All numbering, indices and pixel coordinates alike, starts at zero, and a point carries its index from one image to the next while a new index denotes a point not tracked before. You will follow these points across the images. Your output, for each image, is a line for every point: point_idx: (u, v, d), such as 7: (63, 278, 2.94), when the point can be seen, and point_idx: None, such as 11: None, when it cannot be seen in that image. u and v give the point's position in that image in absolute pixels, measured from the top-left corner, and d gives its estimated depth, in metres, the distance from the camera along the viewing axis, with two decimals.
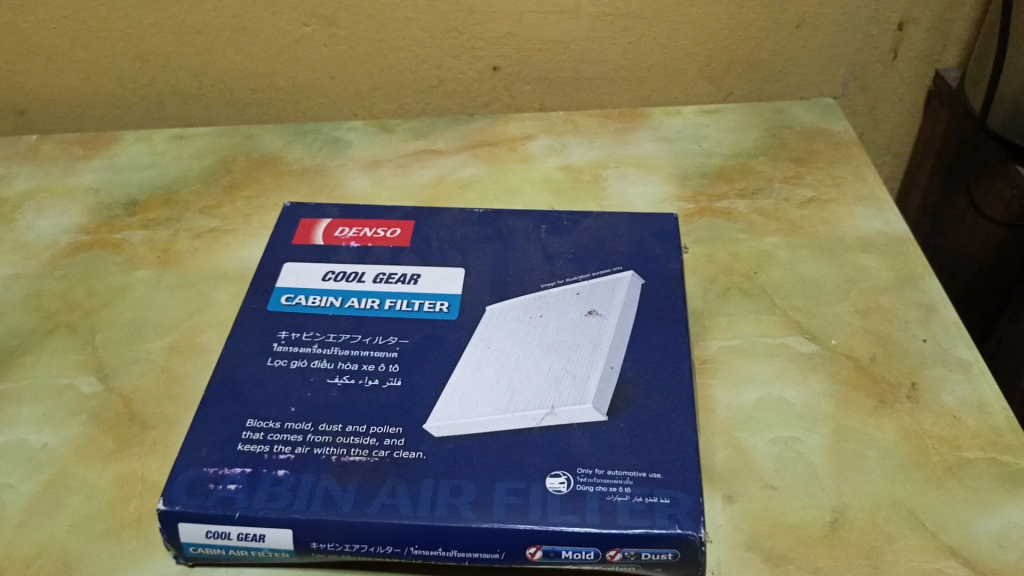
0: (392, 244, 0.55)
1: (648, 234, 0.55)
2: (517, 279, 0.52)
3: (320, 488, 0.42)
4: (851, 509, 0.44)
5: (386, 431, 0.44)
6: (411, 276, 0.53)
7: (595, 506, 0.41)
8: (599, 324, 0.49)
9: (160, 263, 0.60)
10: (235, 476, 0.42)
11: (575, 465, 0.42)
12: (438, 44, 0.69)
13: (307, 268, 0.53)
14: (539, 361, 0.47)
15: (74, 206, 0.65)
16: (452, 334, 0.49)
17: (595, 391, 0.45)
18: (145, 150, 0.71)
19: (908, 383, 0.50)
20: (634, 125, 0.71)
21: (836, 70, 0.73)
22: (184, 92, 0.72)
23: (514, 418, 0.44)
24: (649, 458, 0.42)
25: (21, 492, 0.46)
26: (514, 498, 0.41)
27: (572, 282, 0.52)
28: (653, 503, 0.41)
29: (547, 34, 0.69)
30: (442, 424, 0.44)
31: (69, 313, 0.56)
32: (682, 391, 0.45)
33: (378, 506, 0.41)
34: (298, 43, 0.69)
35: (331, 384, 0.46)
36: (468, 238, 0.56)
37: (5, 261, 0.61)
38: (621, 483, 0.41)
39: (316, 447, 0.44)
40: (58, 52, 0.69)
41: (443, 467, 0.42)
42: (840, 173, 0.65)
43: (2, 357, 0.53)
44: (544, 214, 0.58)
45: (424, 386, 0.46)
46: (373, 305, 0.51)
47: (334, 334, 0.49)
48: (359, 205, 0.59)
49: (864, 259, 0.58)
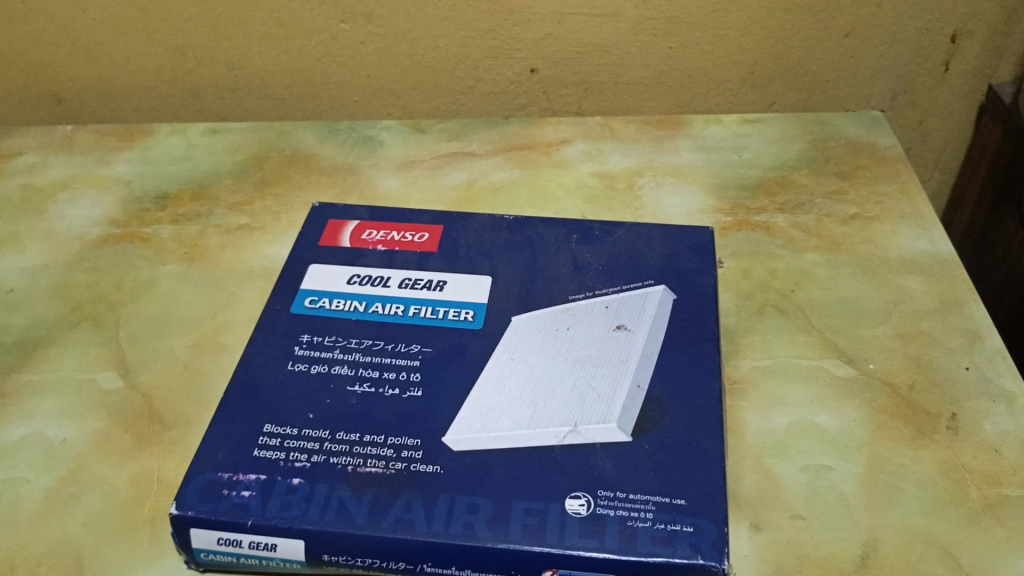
0: (420, 248, 0.54)
1: (683, 248, 0.54)
2: (545, 289, 0.51)
3: (335, 499, 0.41)
4: (882, 543, 0.42)
5: (404, 442, 0.43)
6: (437, 283, 0.52)
7: (615, 531, 0.39)
8: (627, 340, 0.47)
9: (188, 258, 0.60)
10: (250, 482, 0.42)
11: (597, 487, 0.41)
12: (476, 45, 0.68)
13: (333, 270, 0.53)
14: (563, 376, 0.46)
15: (106, 197, 0.65)
16: (476, 345, 0.48)
17: (620, 410, 0.44)
18: (180, 143, 0.70)
19: (948, 414, 0.48)
20: (673, 133, 0.69)
21: (885, 82, 0.71)
22: (220, 86, 0.71)
23: (536, 434, 0.43)
24: (672, 483, 0.41)
25: (38, 486, 0.46)
26: (532, 519, 0.40)
27: (601, 295, 0.51)
28: (675, 530, 0.39)
29: (587, 37, 0.68)
30: (462, 438, 0.43)
31: (96, 305, 0.56)
32: (711, 413, 0.44)
33: (393, 519, 0.40)
34: (335, 40, 0.68)
35: (351, 391, 0.46)
36: (497, 245, 0.55)
37: (34, 251, 0.61)
38: (642, 508, 0.40)
39: (332, 455, 0.43)
40: (96, 43, 0.69)
41: (460, 482, 0.41)
42: (885, 190, 0.63)
43: (28, 348, 0.53)
44: (576, 223, 0.56)
45: (444, 398, 0.45)
46: (397, 311, 0.50)
47: (357, 339, 0.48)
48: (388, 208, 0.58)
49: (908, 280, 0.56)
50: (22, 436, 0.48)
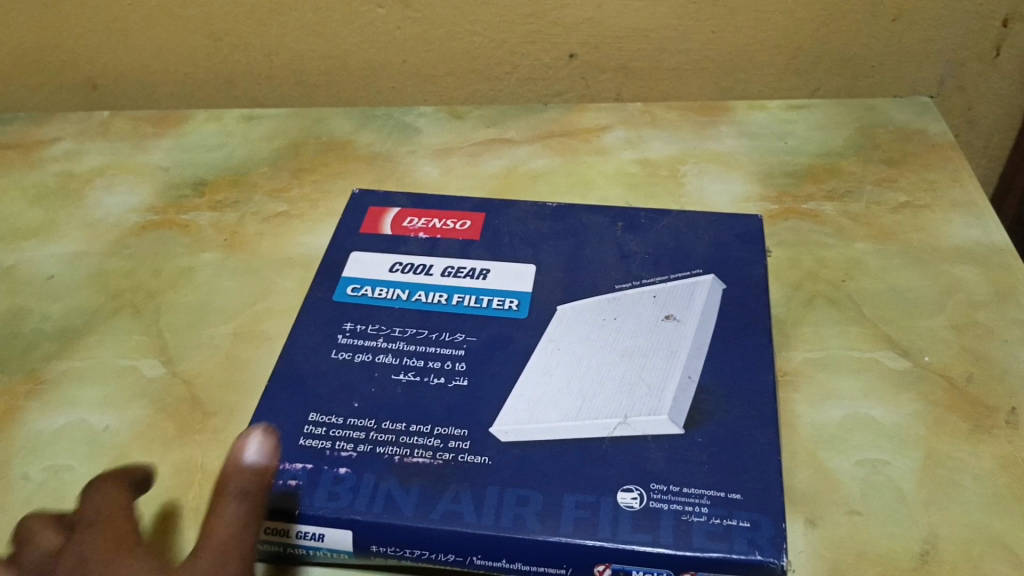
0: (462, 236, 0.54)
1: (730, 236, 0.53)
2: (591, 278, 0.50)
3: (382, 489, 0.40)
4: (942, 540, 0.41)
5: (451, 432, 0.42)
6: (480, 271, 0.51)
7: (669, 525, 0.38)
8: (676, 330, 0.46)
9: (227, 246, 0.59)
10: (296, 472, 0.41)
11: (649, 480, 0.40)
12: (514, 29, 0.67)
13: (375, 259, 0.52)
14: (611, 366, 0.45)
15: (143, 185, 0.65)
16: (521, 333, 0.47)
17: (671, 402, 0.43)
18: (215, 130, 0.70)
19: (1007, 407, 0.46)
20: (715, 119, 0.68)
21: (933, 67, 0.69)
22: (255, 72, 0.71)
23: (584, 425, 0.42)
24: (726, 477, 0.40)
25: (82, 474, 0.46)
26: (583, 512, 0.39)
27: (648, 284, 0.50)
28: (731, 525, 0.38)
29: (629, 21, 0.66)
30: (510, 428, 0.42)
31: (135, 293, 0.56)
32: (764, 406, 0.43)
33: (441, 511, 0.39)
34: (372, 25, 0.67)
35: (396, 381, 0.45)
36: (541, 233, 0.54)
37: (74, 238, 0.61)
38: (697, 502, 0.39)
39: (378, 446, 0.42)
40: (134, 29, 0.68)
41: (509, 475, 0.40)
42: (935, 177, 0.62)
43: (68, 335, 0.53)
44: (621, 212, 0.56)
45: (491, 387, 0.44)
46: (440, 299, 0.49)
47: (400, 328, 0.48)
48: (428, 196, 0.58)
49: (961, 270, 0.54)
50: (65, 424, 0.48)
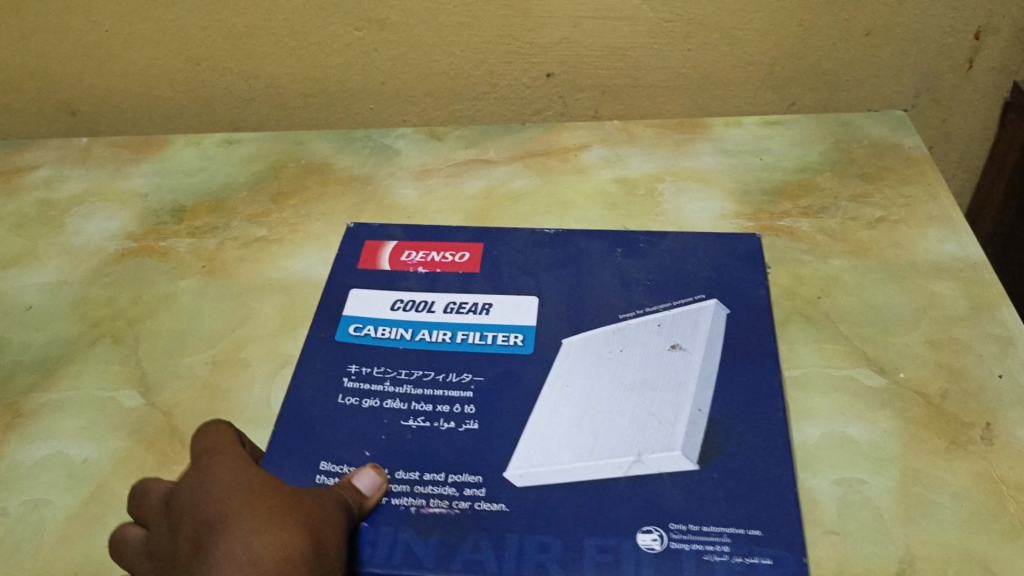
0: (462, 269, 0.54)
1: (731, 258, 0.54)
2: (595, 311, 0.51)
3: (400, 541, 0.40)
4: (919, 559, 0.41)
5: (466, 479, 0.42)
6: (483, 306, 0.51)
7: (693, 566, 0.38)
8: (684, 361, 0.46)
9: (206, 272, 0.59)
10: None
11: (667, 520, 0.39)
12: (491, 50, 0.67)
13: (375, 296, 0.52)
14: (620, 403, 0.45)
15: (123, 212, 0.65)
16: (528, 370, 0.47)
17: (684, 437, 0.43)
18: (195, 154, 0.70)
19: (982, 424, 0.47)
20: (693, 137, 0.68)
21: (908, 81, 0.70)
22: (234, 96, 0.71)
23: (599, 466, 0.42)
24: (745, 513, 0.40)
25: (60, 507, 0.46)
26: (605, 556, 0.38)
27: (652, 313, 0.50)
28: (754, 563, 0.38)
29: (605, 41, 0.67)
30: (524, 473, 0.42)
31: (114, 321, 0.56)
32: (761, 437, 0.43)
33: (461, 561, 0.39)
34: (349, 48, 0.67)
35: (405, 427, 0.45)
36: (542, 262, 0.55)
37: (52, 267, 0.61)
38: (718, 540, 0.39)
39: (393, 497, 0.41)
40: (111, 55, 0.68)
41: (526, 522, 0.40)
42: (910, 192, 0.62)
43: (47, 366, 0.53)
44: (620, 236, 0.57)
45: (502, 429, 0.44)
46: (445, 337, 0.49)
47: (407, 370, 0.48)
48: (425, 226, 0.58)
49: (937, 285, 0.55)
50: (43, 456, 0.48)
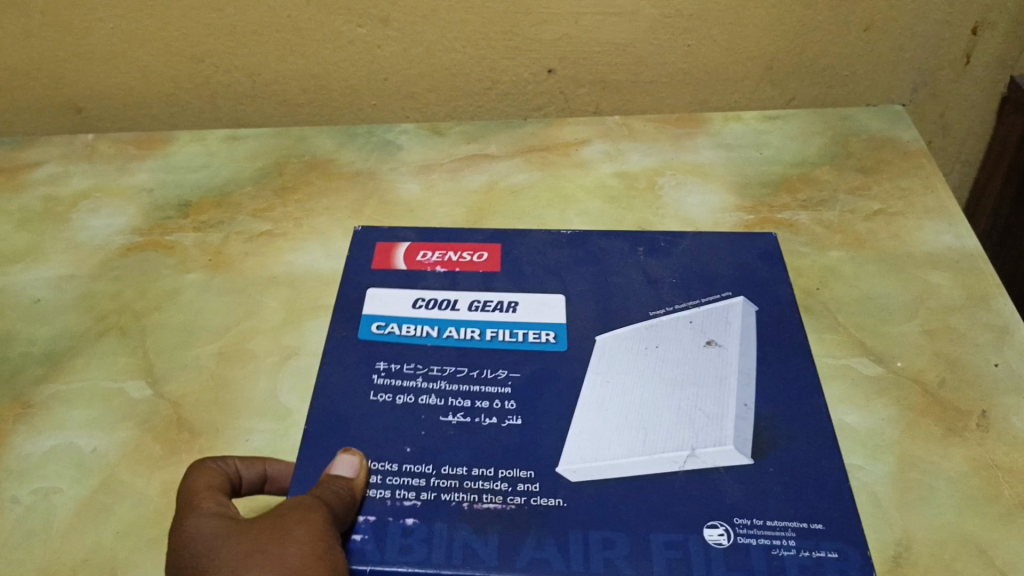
0: (482, 268, 0.55)
1: (752, 256, 0.56)
2: (623, 308, 0.52)
3: (458, 538, 0.40)
4: (916, 543, 0.42)
5: (517, 475, 0.43)
6: (508, 303, 0.52)
7: (762, 562, 0.39)
8: (721, 357, 0.48)
9: (211, 266, 0.60)
10: (360, 526, 0.41)
11: (732, 516, 0.41)
12: (492, 46, 0.68)
13: (396, 295, 0.53)
14: (663, 399, 0.46)
15: (128, 207, 0.66)
16: (565, 368, 0.48)
17: (734, 432, 0.44)
18: (199, 151, 0.71)
19: (978, 411, 0.47)
20: (692, 131, 0.69)
21: (905, 75, 0.70)
22: (238, 92, 0.72)
23: (653, 461, 0.43)
24: (805, 509, 0.41)
25: (70, 496, 0.46)
26: (673, 552, 0.39)
27: (682, 310, 0.51)
28: (821, 557, 0.39)
29: (605, 36, 0.67)
30: (576, 468, 0.43)
31: (121, 314, 0.57)
32: (794, 432, 0.44)
33: (527, 558, 0.39)
34: (352, 44, 0.68)
35: (445, 422, 0.45)
36: (563, 262, 0.56)
37: (59, 262, 0.61)
38: (784, 535, 0.40)
39: (443, 492, 0.42)
40: (116, 52, 0.69)
41: (587, 517, 0.41)
42: (908, 184, 0.63)
43: (54, 359, 0.54)
44: (639, 236, 0.58)
45: (547, 425, 0.45)
46: (473, 334, 0.50)
47: (438, 367, 0.48)
48: (438, 228, 0.59)
49: (934, 276, 0.55)
50: (52, 446, 0.49)
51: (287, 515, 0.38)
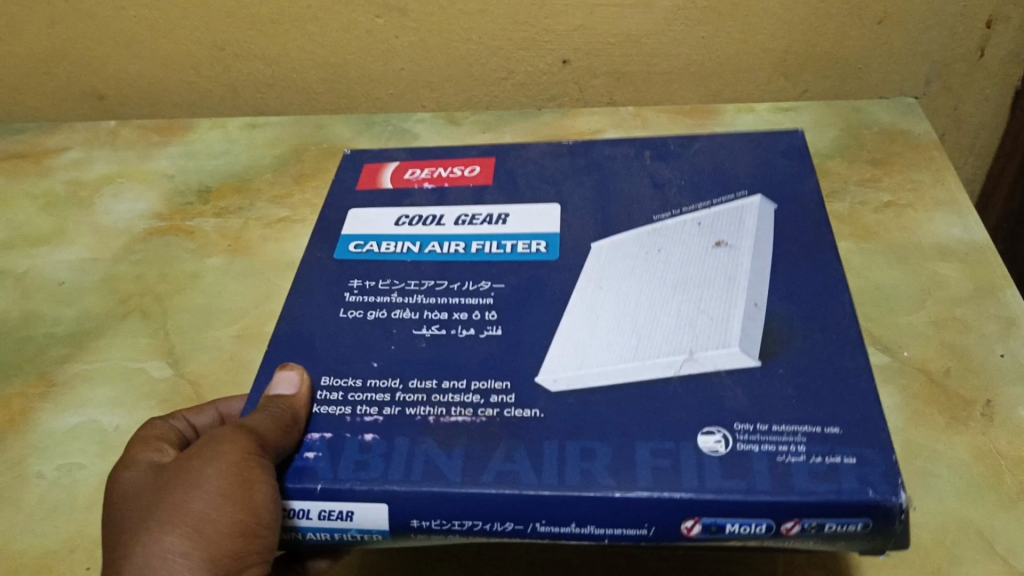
0: (474, 182, 0.51)
1: (774, 152, 0.50)
2: (625, 213, 0.47)
3: (420, 453, 0.35)
4: (917, 528, 0.43)
5: (491, 386, 0.37)
6: (499, 217, 0.47)
7: (764, 468, 0.33)
8: (730, 255, 0.42)
9: (231, 251, 0.61)
10: (314, 443, 0.36)
11: (732, 421, 0.34)
12: (507, 37, 0.69)
13: (376, 215, 0.48)
14: (663, 300, 0.40)
15: (149, 192, 0.67)
16: (556, 278, 0.43)
17: (741, 333, 0.37)
18: (219, 138, 0.72)
19: (983, 400, 0.48)
20: (705, 122, 0.70)
21: (919, 68, 0.71)
22: (258, 81, 0.73)
23: (644, 366, 0.37)
24: (822, 412, 0.35)
25: (93, 471, 0.48)
26: (663, 461, 0.33)
27: (690, 213, 0.46)
28: (836, 463, 0.33)
29: (620, 28, 0.68)
30: (560, 376, 0.37)
31: (143, 296, 0.58)
32: (810, 327, 0.38)
33: (493, 473, 0.34)
34: (370, 34, 0.69)
35: (419, 336, 0.40)
36: (562, 171, 0.51)
37: (82, 245, 0.63)
38: (792, 440, 0.34)
39: (408, 407, 0.37)
40: (138, 41, 0.70)
41: (566, 426, 0.35)
42: (919, 176, 0.63)
43: (79, 339, 0.55)
44: (648, 142, 0.53)
45: (529, 333, 0.40)
46: (457, 249, 0.45)
47: (416, 282, 0.43)
48: (430, 150, 0.55)
49: (942, 267, 0.56)
50: (76, 423, 0.50)
51: (203, 452, 0.35)
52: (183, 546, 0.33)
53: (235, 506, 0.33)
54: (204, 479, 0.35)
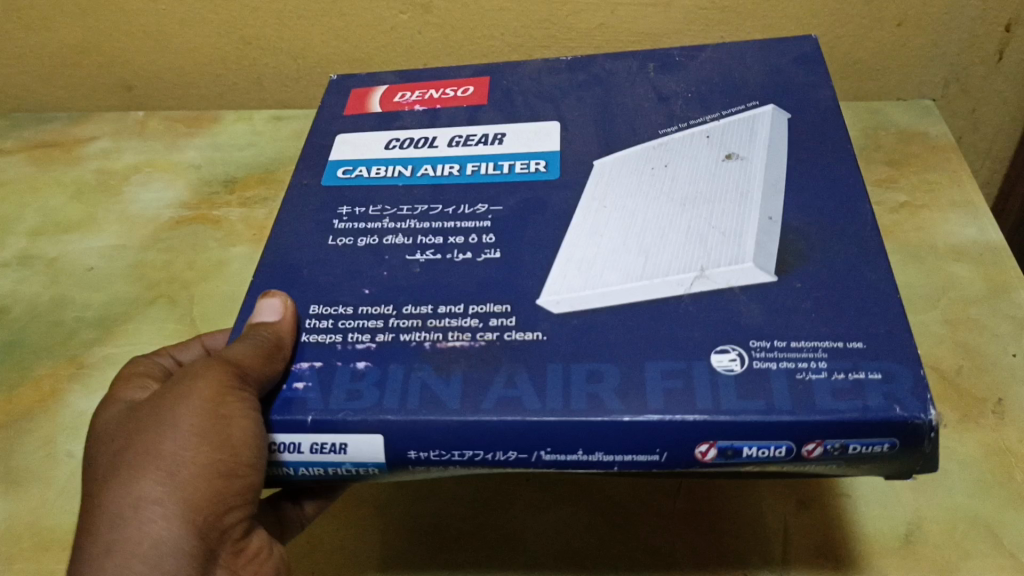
0: (468, 102, 0.51)
1: (784, 61, 0.50)
2: (627, 124, 0.48)
3: (416, 379, 0.35)
4: (926, 521, 0.44)
5: (492, 310, 0.37)
6: (495, 136, 0.48)
7: (783, 386, 0.33)
8: (744, 167, 0.43)
9: (256, 239, 0.62)
10: (304, 373, 0.36)
11: (749, 338, 0.35)
12: (530, 34, 0.70)
13: (364, 140, 0.49)
14: (672, 218, 0.41)
15: (176, 181, 0.69)
16: (556, 196, 0.44)
17: (755, 248, 0.38)
18: (245, 129, 0.73)
19: (994, 398, 0.49)
20: None
21: (937, 71, 0.71)
22: (284, 74, 0.74)
23: (653, 286, 0.37)
24: (841, 325, 0.35)
25: None
26: (673, 382, 0.34)
27: (699, 126, 0.47)
28: (860, 379, 0.33)
29: (640, 26, 0.69)
30: (561, 298, 0.37)
31: (170, 283, 0.59)
32: (825, 239, 0.39)
33: (495, 399, 0.34)
34: (395, 30, 0.70)
35: (413, 260, 0.41)
36: (560, 87, 0.52)
37: (111, 231, 0.64)
38: (813, 357, 0.34)
39: (402, 333, 0.37)
40: (166, 33, 0.71)
41: (574, 347, 0.35)
42: (935, 177, 0.64)
43: (107, 323, 0.57)
44: (650, 53, 0.53)
45: (528, 256, 0.40)
46: (452, 171, 0.46)
47: (409, 207, 0.44)
48: (420, 70, 0.55)
49: (956, 268, 0.56)
50: None
51: (179, 393, 0.36)
52: (157, 492, 0.34)
53: (215, 447, 0.34)
54: (178, 423, 0.35)
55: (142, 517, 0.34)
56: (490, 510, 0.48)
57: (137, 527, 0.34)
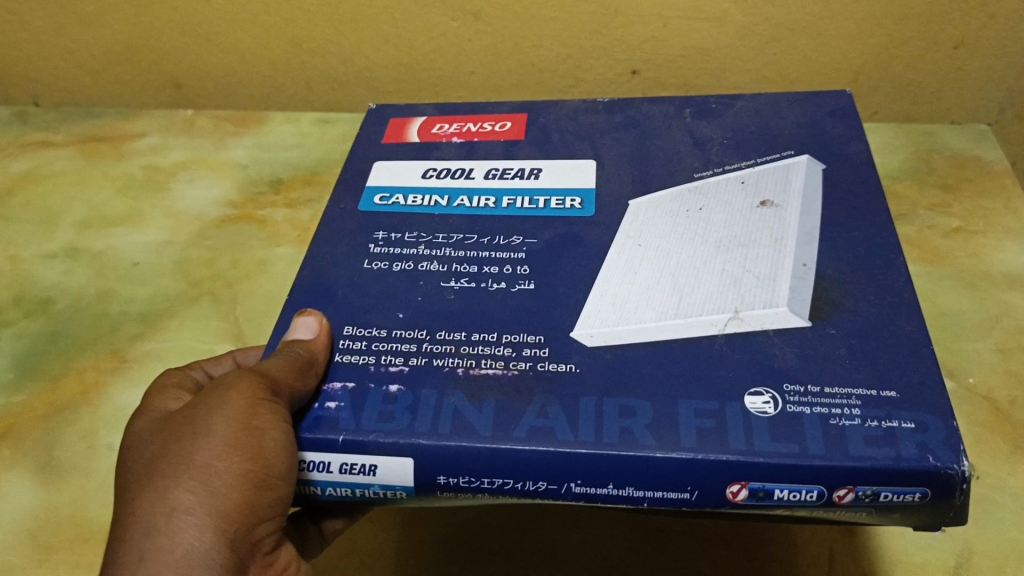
0: (504, 137, 0.51)
1: (822, 114, 0.49)
2: (663, 167, 0.47)
3: (448, 404, 0.35)
4: (976, 554, 0.43)
5: (524, 340, 0.37)
6: (530, 171, 0.48)
7: (817, 431, 0.32)
8: (777, 215, 0.42)
9: (301, 240, 0.63)
10: (337, 395, 0.36)
11: (783, 382, 0.34)
12: (580, 44, 0.69)
13: (402, 168, 0.49)
14: (708, 258, 0.40)
15: (223, 180, 0.69)
16: (591, 233, 0.43)
17: (789, 293, 0.37)
18: (290, 130, 0.73)
19: None
20: None
21: (993, 95, 0.70)
22: (332, 77, 0.74)
23: (687, 325, 0.37)
24: (877, 372, 0.34)
25: None
26: (705, 421, 0.33)
27: (733, 171, 0.46)
28: (893, 428, 0.32)
29: (691, 41, 0.68)
30: (596, 332, 0.37)
31: (214, 281, 0.60)
32: (864, 287, 0.38)
33: (526, 428, 0.34)
34: (444, 36, 0.70)
35: (447, 287, 0.40)
36: (597, 128, 0.51)
37: (157, 227, 0.65)
38: (846, 403, 0.33)
39: (435, 358, 0.37)
40: (217, 33, 0.72)
41: (604, 382, 0.35)
42: (990, 204, 0.63)
43: (151, 318, 0.57)
44: (687, 99, 0.53)
45: (564, 289, 0.40)
46: (487, 203, 0.45)
47: (445, 234, 0.44)
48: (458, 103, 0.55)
49: (1010, 296, 0.55)
50: None
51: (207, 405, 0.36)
52: (190, 499, 0.33)
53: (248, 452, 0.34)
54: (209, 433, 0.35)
55: (175, 526, 0.33)
56: (526, 525, 0.48)
57: (171, 536, 0.33)
